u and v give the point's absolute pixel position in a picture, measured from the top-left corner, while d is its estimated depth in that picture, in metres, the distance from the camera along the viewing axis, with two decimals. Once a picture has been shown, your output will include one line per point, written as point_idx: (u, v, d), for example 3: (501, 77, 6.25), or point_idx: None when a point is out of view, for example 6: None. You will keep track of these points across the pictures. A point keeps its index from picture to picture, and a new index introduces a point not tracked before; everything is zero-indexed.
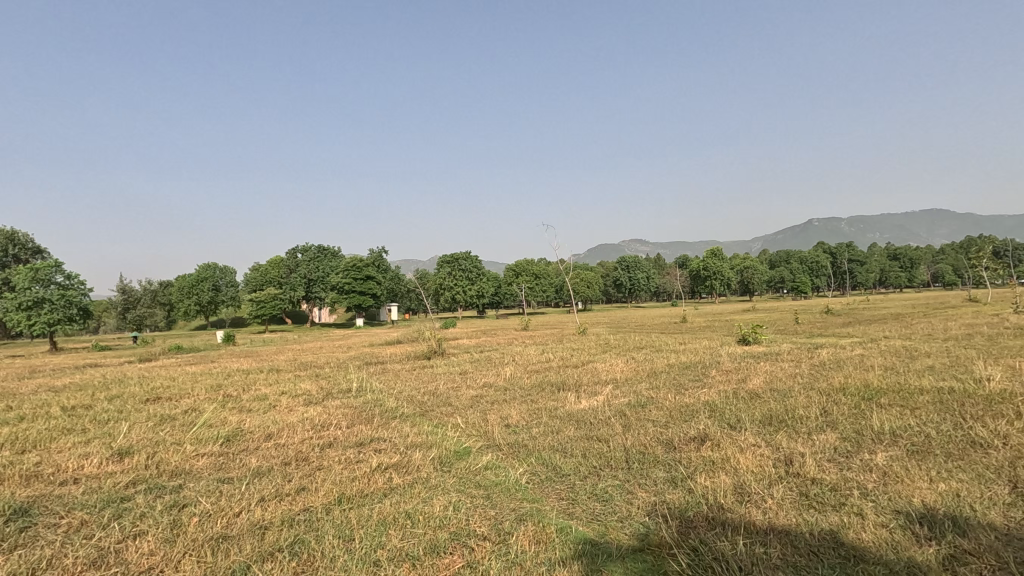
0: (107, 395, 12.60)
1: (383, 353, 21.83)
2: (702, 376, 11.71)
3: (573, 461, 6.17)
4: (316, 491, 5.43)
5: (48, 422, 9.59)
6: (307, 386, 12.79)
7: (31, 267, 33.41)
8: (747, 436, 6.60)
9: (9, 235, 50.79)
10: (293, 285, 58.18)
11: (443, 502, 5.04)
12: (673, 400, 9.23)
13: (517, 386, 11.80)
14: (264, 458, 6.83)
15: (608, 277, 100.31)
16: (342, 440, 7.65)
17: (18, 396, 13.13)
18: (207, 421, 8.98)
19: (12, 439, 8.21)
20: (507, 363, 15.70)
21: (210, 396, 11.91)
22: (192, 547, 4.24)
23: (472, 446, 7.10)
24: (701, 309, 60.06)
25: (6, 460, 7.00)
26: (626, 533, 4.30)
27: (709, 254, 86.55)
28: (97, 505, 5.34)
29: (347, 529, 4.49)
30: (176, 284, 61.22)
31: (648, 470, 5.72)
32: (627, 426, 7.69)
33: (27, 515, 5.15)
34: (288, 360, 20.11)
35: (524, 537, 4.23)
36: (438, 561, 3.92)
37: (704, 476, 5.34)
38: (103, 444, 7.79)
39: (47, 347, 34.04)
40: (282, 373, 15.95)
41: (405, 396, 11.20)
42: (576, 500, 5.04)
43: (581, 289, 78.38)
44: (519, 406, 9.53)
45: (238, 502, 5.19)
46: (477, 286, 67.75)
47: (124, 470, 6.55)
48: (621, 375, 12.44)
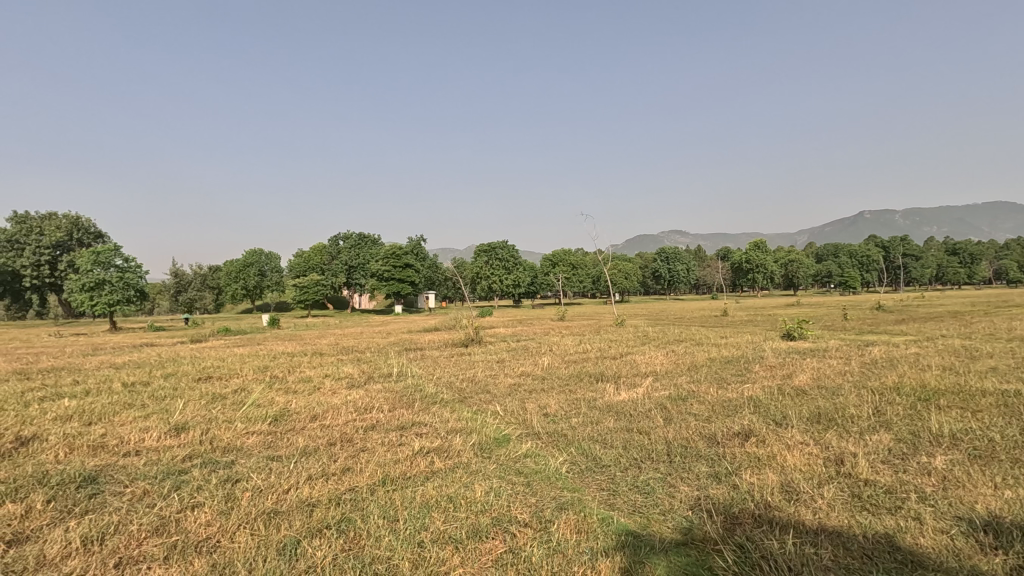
0: (164, 373, 13.26)
1: (422, 339, 22.24)
2: (744, 371, 11.42)
3: (613, 452, 6.13)
4: (361, 472, 5.58)
5: (110, 396, 10.16)
6: (349, 370, 13.16)
7: (93, 250, 35.34)
8: (793, 434, 6.40)
9: (73, 221, 53.85)
10: (335, 272, 59.80)
11: (484, 487, 5.09)
12: (716, 394, 9.03)
13: (555, 375, 11.83)
14: (311, 438, 7.04)
15: (646, 268, 98.77)
16: (384, 423, 7.82)
17: (83, 371, 13.97)
18: (255, 400, 9.33)
19: (79, 411, 8.75)
20: (545, 353, 15.70)
21: (258, 377, 12.37)
22: (245, 521, 4.42)
23: (511, 433, 7.14)
24: (742, 304, 52.18)
25: (75, 431, 7.47)
26: (669, 527, 4.25)
27: (750, 247, 84.97)
28: (158, 476, 5.64)
29: (392, 510, 4.58)
30: (224, 269, 63.73)
31: (690, 464, 5.63)
32: (668, 419, 7.59)
33: (95, 483, 5.49)
34: (331, 344, 20.72)
35: (566, 526, 4.23)
36: (480, 546, 3.97)
37: (751, 473, 5.20)
38: (161, 419, 8.21)
39: (107, 327, 36.02)
40: (325, 356, 16.44)
41: (444, 382, 11.38)
42: (616, 491, 5.01)
43: (619, 280, 77.56)
44: (558, 396, 9.55)
45: (287, 479, 5.39)
46: (513, 276, 67.82)
47: (181, 444, 6.89)
48: (661, 367, 12.29)
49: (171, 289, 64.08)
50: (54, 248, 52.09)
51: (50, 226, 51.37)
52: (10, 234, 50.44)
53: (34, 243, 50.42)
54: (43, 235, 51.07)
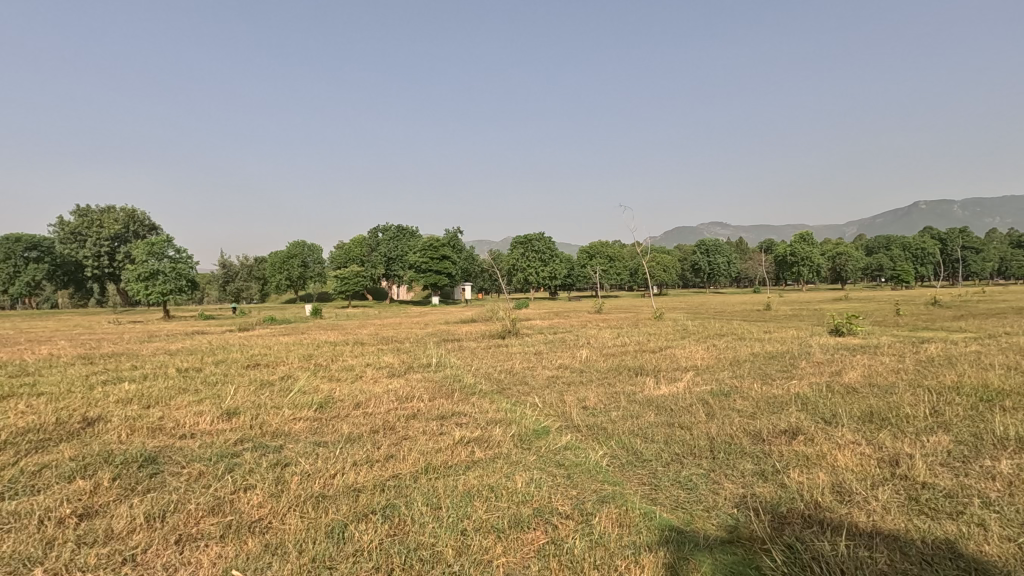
0: (215, 359, 13.83)
1: (459, 330, 22.46)
2: (790, 367, 11.05)
3: (654, 446, 6.07)
4: (404, 459, 5.70)
5: (166, 381, 10.69)
6: (389, 359, 13.43)
7: (148, 242, 37.05)
8: (843, 433, 6.17)
9: (130, 213, 56.46)
10: (375, 263, 60.74)
11: (525, 478, 5.12)
12: (760, 391, 8.79)
13: (593, 368, 11.77)
14: (355, 425, 7.22)
15: (685, 262, 97.03)
16: (424, 412, 7.95)
17: (141, 357, 14.73)
18: (302, 388, 9.65)
19: (139, 395, 9.25)
20: (582, 346, 15.61)
21: (302, 365, 12.76)
22: (296, 503, 4.58)
23: (550, 425, 7.14)
24: (779, 305, 39.57)
25: (135, 413, 7.89)
26: (713, 524, 4.18)
27: (796, 239, 82.27)
28: (212, 458, 5.89)
29: (435, 498, 4.66)
30: (269, 260, 65.82)
31: (735, 461, 5.50)
32: (710, 415, 7.44)
33: (155, 463, 5.79)
34: (371, 334, 21.17)
35: (607, 519, 4.21)
36: (522, 536, 4.00)
37: (799, 472, 5.06)
38: (214, 403, 8.59)
39: (161, 315, 37.78)
40: (366, 346, 16.81)
41: (482, 373, 11.50)
42: (658, 486, 4.95)
43: (658, 272, 76.14)
44: (597, 388, 9.50)
45: (334, 464, 5.55)
46: (550, 268, 67.57)
47: (233, 428, 7.19)
48: (701, 362, 12.06)
49: (220, 279, 66.69)
50: (113, 240, 54.93)
51: (109, 219, 54.00)
52: (73, 227, 53.38)
53: (95, 235, 53.34)
54: (103, 227, 53.76)
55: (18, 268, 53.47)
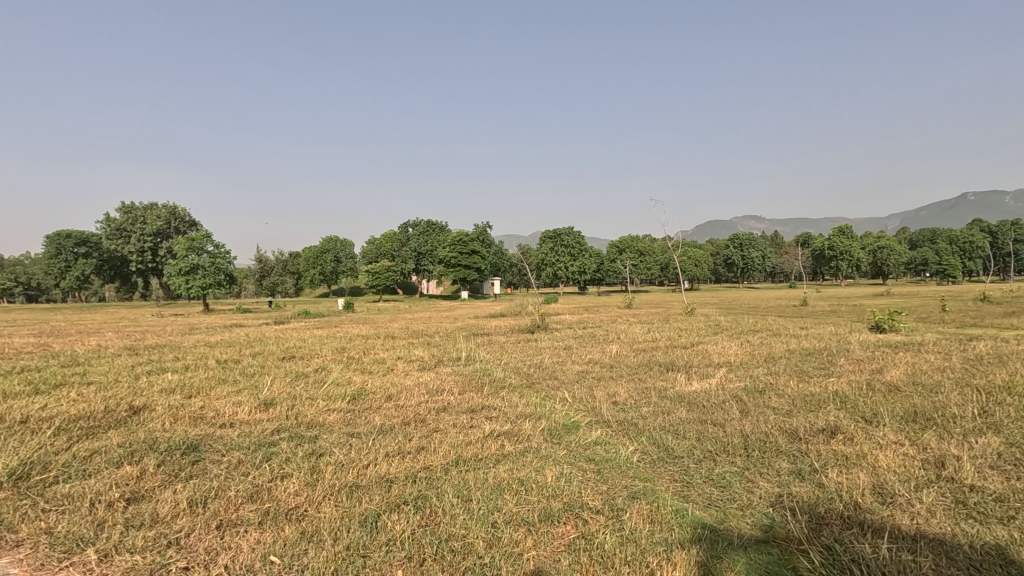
0: (252, 351, 14.24)
1: (488, 324, 22.56)
2: (828, 364, 10.73)
3: (687, 443, 5.98)
4: (435, 452, 5.76)
5: (207, 372, 11.07)
6: (420, 353, 13.60)
7: (188, 237, 38.31)
8: (885, 433, 5.96)
9: (172, 210, 58.46)
10: (405, 258, 61.53)
11: (555, 473, 5.11)
12: (796, 388, 8.57)
13: (623, 363, 11.67)
14: (387, 417, 7.34)
15: (718, 256, 95.24)
16: (455, 406, 8.03)
17: (183, 348, 15.28)
18: (335, 379, 9.87)
19: (181, 384, 9.61)
20: (612, 341, 15.50)
21: (336, 358, 13.03)
22: (330, 492, 4.69)
23: (580, 420, 7.11)
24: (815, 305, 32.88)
25: (178, 402, 8.19)
26: (747, 523, 4.10)
27: (834, 232, 79.80)
28: (251, 447, 6.08)
29: (466, 490, 4.71)
30: (303, 255, 67.33)
31: (770, 459, 5.39)
32: (744, 412, 7.29)
33: (197, 450, 6.00)
34: (401, 327, 21.44)
35: (638, 514, 4.19)
36: (553, 530, 4.01)
37: (837, 472, 4.92)
38: (251, 393, 8.86)
39: (202, 308, 39.11)
40: (397, 339, 17.05)
41: (512, 367, 11.53)
42: (691, 483, 4.88)
43: (689, 267, 74.92)
44: (628, 384, 9.42)
45: (367, 455, 5.65)
46: (579, 263, 67.17)
47: (270, 418, 7.39)
48: (735, 358, 11.83)
49: (256, 274, 68.55)
50: (156, 236, 57.02)
51: (152, 216, 56.13)
52: (118, 223, 55.59)
53: (139, 231, 55.46)
54: (146, 223, 55.92)
55: (68, 262, 55.95)
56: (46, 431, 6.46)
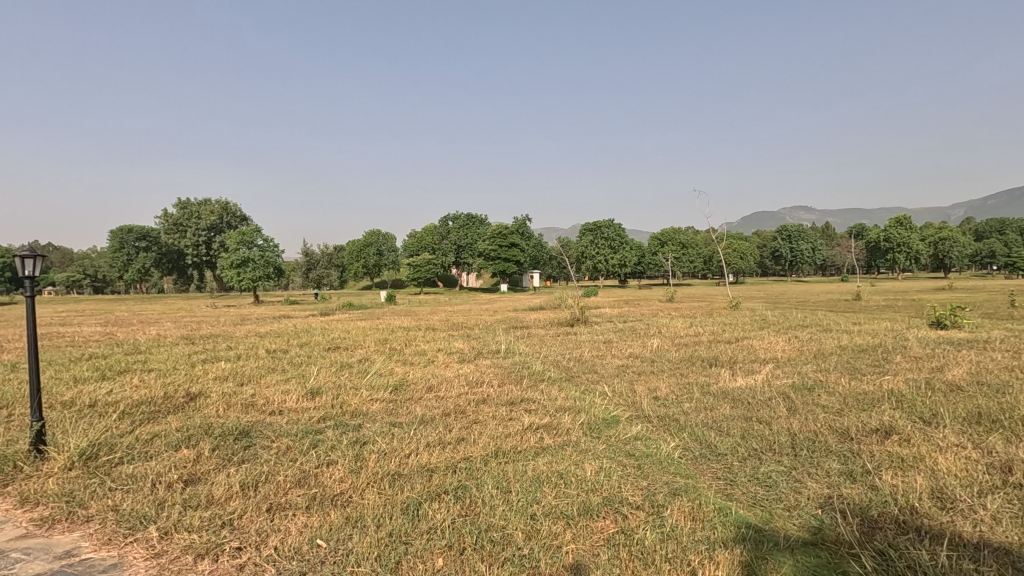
0: (299, 342, 14.73)
1: (528, 317, 22.57)
2: (883, 362, 10.24)
3: (730, 440, 5.84)
4: (475, 443, 5.82)
5: (257, 361, 11.51)
6: (460, 345, 13.75)
7: (240, 231, 39.86)
8: (945, 434, 5.66)
9: (224, 206, 60.86)
10: (445, 251, 62.24)
11: (594, 467, 5.09)
12: (847, 386, 8.24)
13: (665, 358, 11.47)
14: (428, 408, 7.47)
15: (765, 249, 92.26)
16: (494, 398, 8.08)
17: (235, 338, 15.96)
18: (378, 370, 10.10)
19: (234, 373, 10.04)
20: (653, 335, 15.26)
21: (379, 348, 13.33)
22: (373, 480, 4.81)
23: (620, 415, 7.03)
24: (858, 305, 27.28)
25: (231, 390, 8.57)
26: (795, 524, 3.97)
27: (891, 223, 76.01)
28: (299, 434, 6.30)
29: (505, 482, 4.74)
30: (347, 248, 68.99)
31: (819, 459, 5.20)
32: (792, 410, 7.04)
33: (248, 436, 6.26)
34: (442, 320, 21.71)
35: (679, 512, 4.11)
36: (592, 524, 3.99)
37: (893, 474, 4.70)
38: (299, 382, 9.18)
39: (252, 299, 40.69)
40: (437, 331, 17.29)
41: (551, 360, 11.52)
42: (734, 481, 4.77)
43: (734, 260, 72.85)
44: (669, 378, 9.27)
45: (408, 445, 5.77)
46: (620, 255, 66.30)
47: (317, 407, 7.64)
48: (782, 354, 11.46)
49: (303, 267, 70.75)
50: (210, 230, 59.56)
51: (206, 211, 58.67)
52: (175, 219, 58.35)
53: (194, 225, 58.07)
54: (200, 218, 58.53)
55: (130, 256, 59.19)
56: (112, 414, 6.89)
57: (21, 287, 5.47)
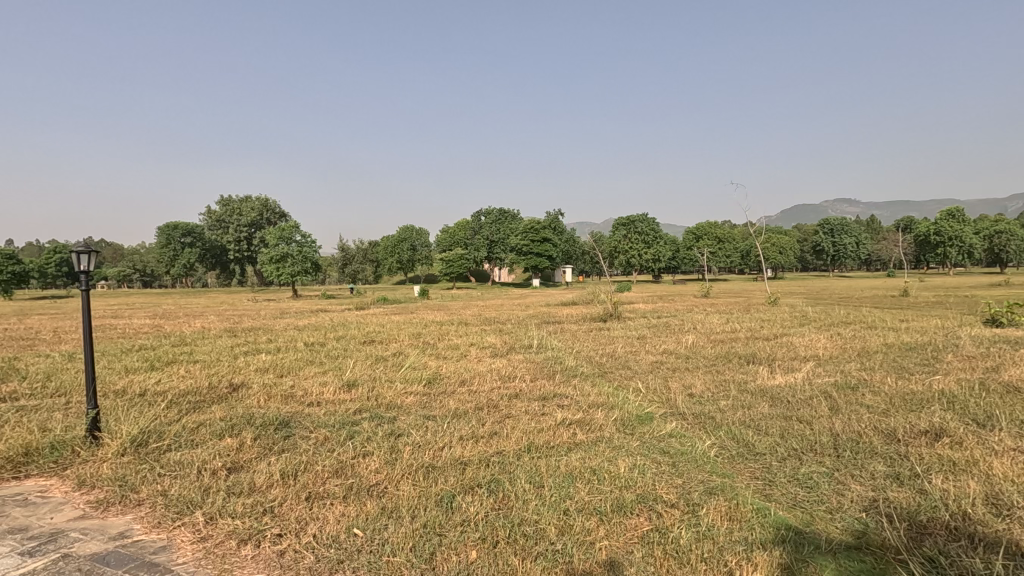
0: (335, 335, 15.07)
1: (560, 312, 22.49)
2: (933, 361, 9.79)
3: (769, 440, 5.69)
4: (508, 437, 5.84)
5: (296, 353, 11.84)
6: (492, 339, 13.81)
7: (279, 227, 40.91)
8: (1002, 438, 5.36)
9: (264, 202, 62.57)
10: (477, 246, 62.59)
11: (628, 463, 5.04)
12: (894, 385, 7.93)
13: (700, 354, 11.27)
14: (461, 401, 7.54)
15: (806, 244, 89.41)
16: (527, 393, 8.10)
17: (275, 331, 16.42)
18: (412, 364, 10.24)
19: (274, 365, 10.35)
20: (688, 331, 14.98)
21: (413, 342, 13.51)
22: (408, 472, 4.88)
23: (654, 411, 6.95)
24: (904, 305, 23.71)
25: (271, 381, 8.85)
26: (837, 527, 3.85)
27: (942, 215, 72.56)
28: (336, 425, 6.46)
29: (538, 476, 4.75)
30: (382, 244, 70.04)
31: (865, 461, 5.01)
32: (834, 410, 6.82)
33: (289, 426, 6.45)
34: (475, 314, 21.85)
35: (715, 511, 4.04)
36: (626, 521, 3.95)
37: (942, 478, 4.50)
38: (336, 375, 9.40)
39: (290, 293, 41.79)
40: (470, 326, 17.41)
41: (584, 356, 11.46)
42: (773, 481, 4.65)
43: (772, 254, 70.87)
44: (704, 375, 9.10)
45: (442, 438, 5.83)
46: (653, 250, 65.32)
47: (353, 399, 7.81)
48: (823, 351, 11.11)
49: (339, 262, 72.25)
50: (251, 227, 61.37)
51: (247, 208, 60.43)
52: (218, 215, 60.32)
53: (236, 222, 59.93)
54: (241, 215, 60.33)
55: (176, 251, 61.55)
56: (161, 403, 7.20)
57: (77, 281, 5.73)
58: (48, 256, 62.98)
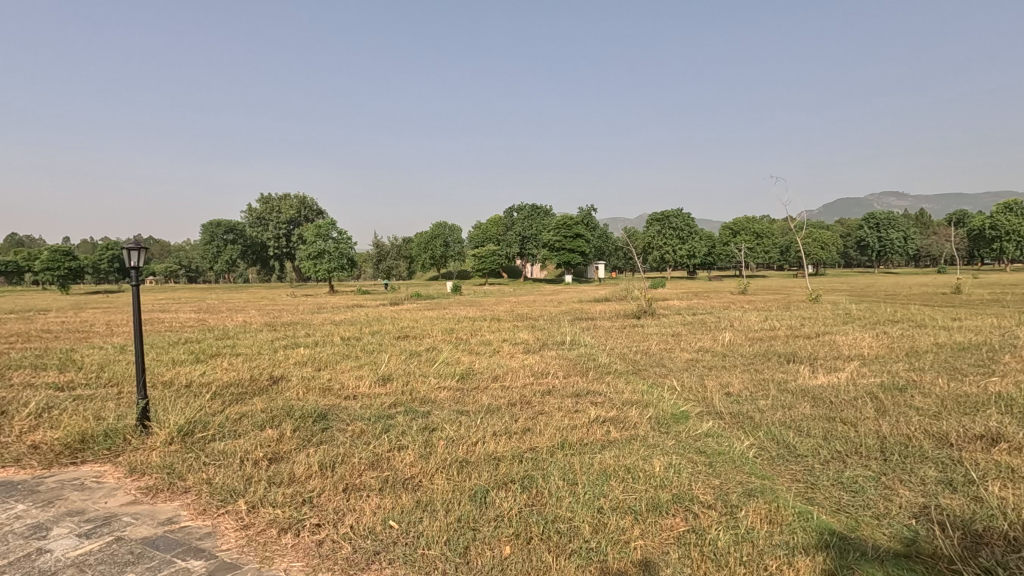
0: (370, 330, 15.31)
1: (593, 308, 22.33)
2: (988, 362, 9.31)
3: (811, 441, 5.51)
4: (541, 434, 5.83)
5: (332, 347, 12.10)
6: (525, 335, 13.78)
7: (316, 224, 41.83)
8: None
9: (302, 200, 64.06)
10: (510, 243, 62.85)
11: (663, 462, 4.95)
12: (946, 387, 7.57)
13: (737, 352, 11.01)
14: (495, 397, 7.56)
15: (850, 239, 86.27)
16: (560, 389, 8.07)
17: (312, 326, 16.80)
18: (445, 359, 10.33)
19: (312, 358, 10.60)
20: (725, 329, 14.63)
21: (446, 338, 13.63)
22: (442, 466, 4.92)
23: (689, 410, 6.81)
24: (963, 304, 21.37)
25: (310, 374, 9.07)
26: (885, 534, 3.70)
27: (998, 208, 68.79)
28: (372, 418, 6.57)
29: (572, 473, 4.72)
30: (415, 240, 70.83)
31: (915, 465, 4.80)
32: (881, 412, 6.54)
33: (327, 419, 6.60)
34: (507, 310, 21.89)
35: (754, 514, 3.93)
36: (661, 521, 3.89)
37: (1001, 486, 4.26)
38: (372, 369, 9.56)
39: (327, 288, 42.72)
40: (503, 322, 17.44)
41: (617, 353, 11.35)
42: (815, 484, 4.50)
43: (814, 250, 68.65)
44: (742, 374, 8.88)
45: (475, 433, 5.86)
46: (689, 246, 64.13)
47: (388, 393, 7.93)
48: (869, 350, 10.69)
49: (374, 258, 73.47)
50: (290, 224, 62.94)
51: (286, 206, 61.99)
52: (258, 213, 62.07)
53: (275, 219, 61.57)
54: (280, 212, 61.95)
55: (219, 248, 63.67)
56: (205, 394, 7.47)
57: (128, 276, 5.98)
58: (101, 253, 65.86)
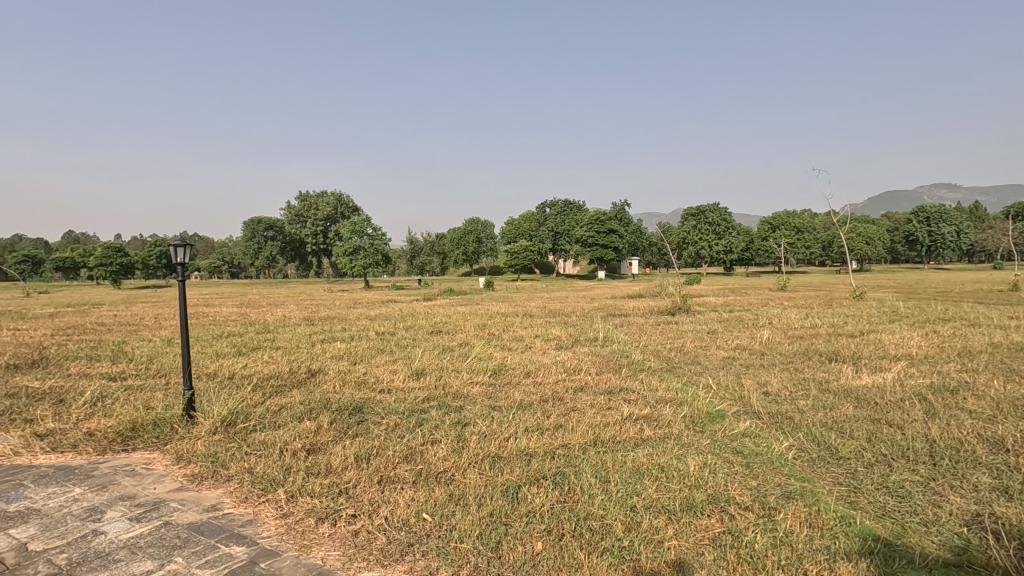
0: (404, 325, 15.54)
1: (627, 305, 22.08)
2: None
3: (854, 443, 5.32)
4: (574, 430, 5.80)
5: (368, 342, 12.34)
6: (557, 332, 13.74)
7: (352, 221, 42.64)
8: None
9: (338, 197, 65.36)
10: (542, 238, 63.17)
11: (698, 462, 4.87)
12: (1002, 389, 7.17)
13: (776, 350, 10.70)
14: (527, 393, 7.57)
15: (898, 233, 82.59)
16: (592, 386, 8.01)
17: (348, 320, 17.16)
18: (477, 355, 10.39)
19: (348, 352, 10.84)
20: (764, 326, 14.25)
21: (478, 333, 13.70)
22: (474, 461, 4.95)
23: (725, 409, 6.67)
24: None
25: (346, 368, 9.28)
26: (933, 542, 3.54)
27: None
28: (405, 412, 6.67)
29: (604, 471, 4.69)
30: (448, 236, 71.45)
31: (967, 471, 4.58)
32: (931, 414, 6.26)
33: (362, 412, 6.74)
34: (540, 306, 21.86)
35: (794, 517, 3.82)
36: (696, 522, 3.83)
37: None
38: (406, 363, 9.71)
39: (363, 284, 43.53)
40: (535, 317, 17.44)
41: (651, 350, 11.20)
42: (858, 488, 4.35)
43: (857, 245, 66.08)
44: (781, 373, 8.63)
45: (507, 429, 5.87)
46: (726, 241, 62.68)
47: (421, 387, 8.04)
48: (917, 350, 10.22)
49: (408, 254, 74.44)
50: (327, 221, 64.36)
51: (323, 203, 63.40)
52: (297, 210, 63.70)
53: (313, 216, 63.04)
54: (318, 210, 63.39)
55: (260, 245, 65.61)
56: (247, 386, 7.73)
57: (174, 272, 6.20)
58: (150, 249, 68.66)
